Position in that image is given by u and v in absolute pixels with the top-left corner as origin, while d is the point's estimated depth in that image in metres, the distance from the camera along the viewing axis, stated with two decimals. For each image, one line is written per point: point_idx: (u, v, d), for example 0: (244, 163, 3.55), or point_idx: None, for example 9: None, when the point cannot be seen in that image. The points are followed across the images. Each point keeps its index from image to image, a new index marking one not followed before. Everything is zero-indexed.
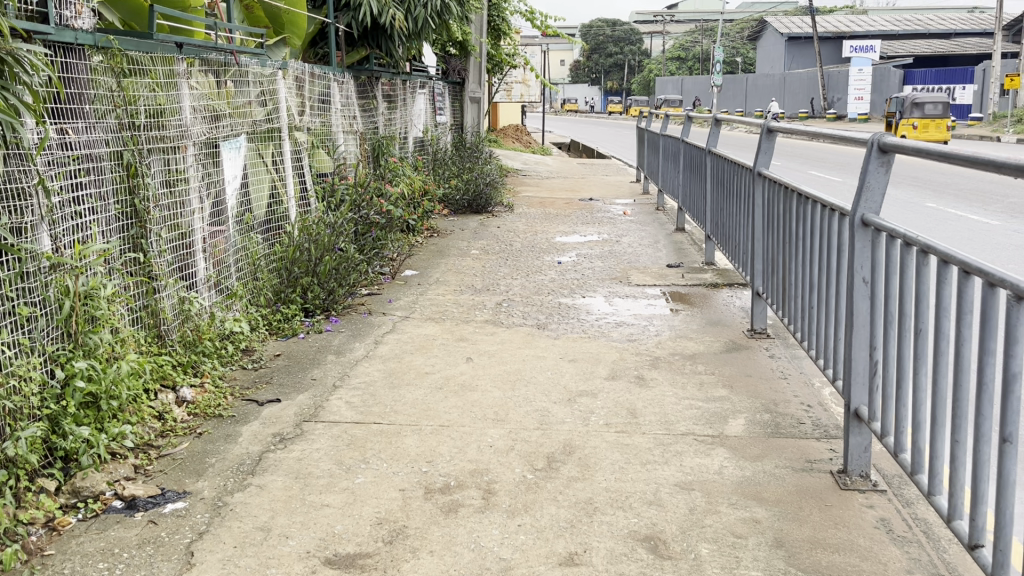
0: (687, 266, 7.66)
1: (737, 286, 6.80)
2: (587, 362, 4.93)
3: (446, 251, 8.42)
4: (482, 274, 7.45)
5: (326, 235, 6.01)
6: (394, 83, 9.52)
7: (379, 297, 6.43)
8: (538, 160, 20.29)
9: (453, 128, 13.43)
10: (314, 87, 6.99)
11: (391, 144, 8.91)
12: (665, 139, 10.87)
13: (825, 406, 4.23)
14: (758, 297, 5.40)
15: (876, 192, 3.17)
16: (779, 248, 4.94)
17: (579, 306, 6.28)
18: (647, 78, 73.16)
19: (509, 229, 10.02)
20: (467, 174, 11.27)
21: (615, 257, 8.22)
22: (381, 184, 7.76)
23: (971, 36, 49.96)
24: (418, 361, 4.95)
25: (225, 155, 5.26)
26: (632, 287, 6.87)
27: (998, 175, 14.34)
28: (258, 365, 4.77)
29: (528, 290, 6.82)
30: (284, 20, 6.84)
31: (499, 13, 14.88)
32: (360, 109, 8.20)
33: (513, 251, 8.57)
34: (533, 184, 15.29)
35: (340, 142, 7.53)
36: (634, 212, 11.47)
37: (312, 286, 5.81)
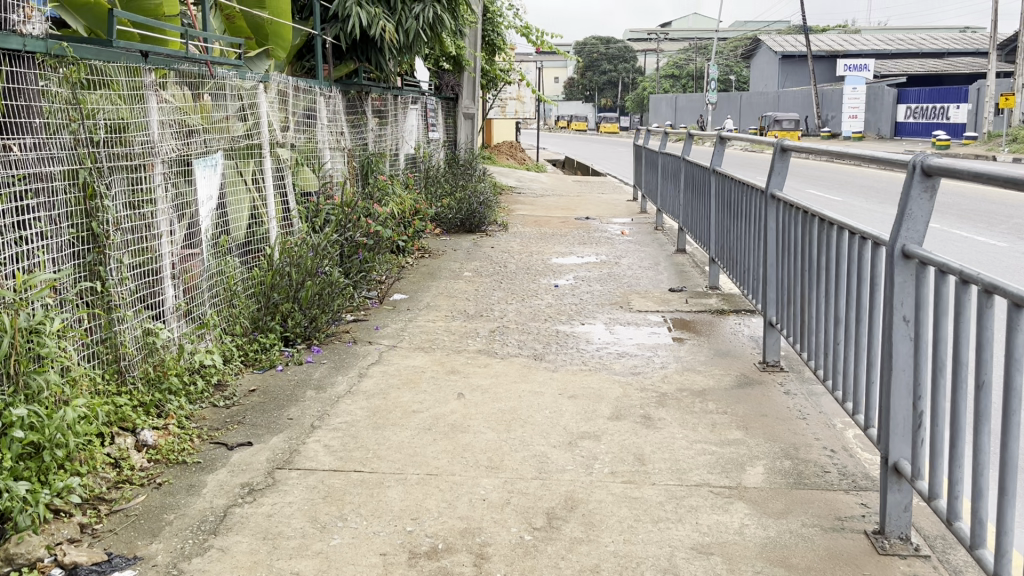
0: (690, 290, 7.30)
1: (744, 313, 6.44)
2: (589, 399, 4.55)
3: (438, 273, 8.04)
4: (475, 298, 7.07)
5: (309, 258, 5.64)
6: (384, 98, 9.18)
7: (365, 324, 6.05)
8: (533, 178, 19.96)
9: (446, 145, 13.08)
10: (298, 102, 6.63)
11: (380, 161, 8.54)
12: (664, 157, 10.55)
13: (850, 450, 3.85)
14: (771, 327, 5.03)
15: (918, 221, 2.81)
16: (794, 275, 4.58)
17: (579, 334, 5.91)
18: (641, 96, 73.22)
19: (503, 249, 9.65)
20: (461, 192, 10.92)
21: (615, 280, 7.86)
22: (370, 204, 7.39)
23: (964, 55, 50.06)
24: (406, 397, 4.56)
25: (199, 173, 4.88)
26: (633, 313, 6.50)
27: (1001, 196, 14.05)
28: (231, 403, 4.38)
29: (524, 316, 6.45)
30: (268, 31, 6.50)
31: (493, 28, 14.59)
32: (348, 125, 7.84)
33: (508, 273, 8.20)
34: (528, 202, 14.94)
35: (327, 159, 7.16)
36: (632, 232, 11.13)
37: (293, 313, 5.44)
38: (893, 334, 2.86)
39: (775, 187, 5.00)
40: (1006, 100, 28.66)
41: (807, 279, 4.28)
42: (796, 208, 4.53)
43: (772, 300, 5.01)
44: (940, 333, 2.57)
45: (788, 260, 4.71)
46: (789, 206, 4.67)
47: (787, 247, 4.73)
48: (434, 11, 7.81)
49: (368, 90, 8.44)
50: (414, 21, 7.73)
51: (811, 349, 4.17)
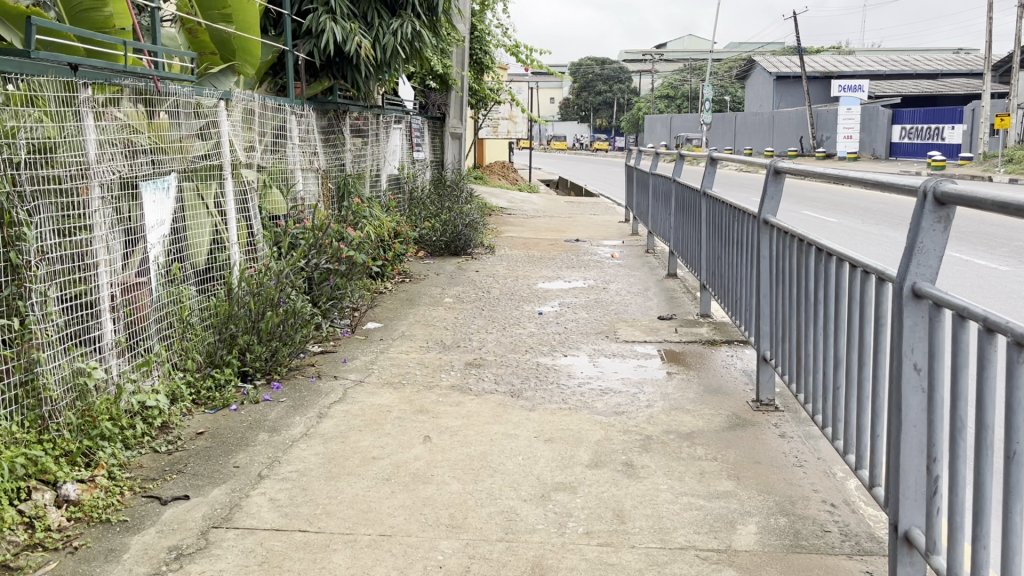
0: (680, 318, 6.94)
1: (736, 343, 6.08)
2: (566, 442, 4.17)
3: (416, 300, 7.68)
4: (453, 327, 6.70)
5: (270, 287, 5.28)
6: (364, 117, 8.86)
7: (333, 356, 5.68)
8: (524, 198, 19.65)
9: (432, 165, 12.75)
10: (268, 120, 6.29)
11: (358, 183, 8.20)
12: (655, 178, 10.23)
13: (852, 505, 3.48)
14: (763, 361, 4.66)
15: (931, 256, 2.46)
16: (787, 309, 4.23)
17: (560, 367, 5.54)
18: (636, 116, 73.26)
19: (488, 273, 9.29)
20: (445, 213, 10.58)
21: (603, 307, 7.50)
22: (344, 227, 7.03)
23: (957, 77, 50.14)
24: (366, 442, 4.18)
25: (148, 197, 4.52)
26: (620, 344, 6.14)
27: (1001, 218, 13.74)
28: (173, 449, 4.00)
29: (503, 346, 6.08)
30: (236, 47, 6.17)
31: (482, 46, 14.31)
32: (322, 145, 7.49)
33: (490, 299, 7.83)
34: (517, 223, 14.62)
35: (298, 181, 6.81)
36: (623, 255, 10.78)
37: (252, 345, 5.08)
38: (902, 385, 2.50)
39: (768, 211, 4.64)
40: (1001, 121, 28.45)
41: (801, 313, 3.93)
42: (790, 233, 4.18)
43: (765, 333, 4.65)
44: (959, 388, 2.21)
45: (782, 289, 4.36)
46: (782, 231, 4.33)
47: (780, 277, 4.37)
48: (413, 27, 7.48)
49: (345, 109, 8.09)
50: (391, 37, 7.39)
51: (807, 390, 3.82)
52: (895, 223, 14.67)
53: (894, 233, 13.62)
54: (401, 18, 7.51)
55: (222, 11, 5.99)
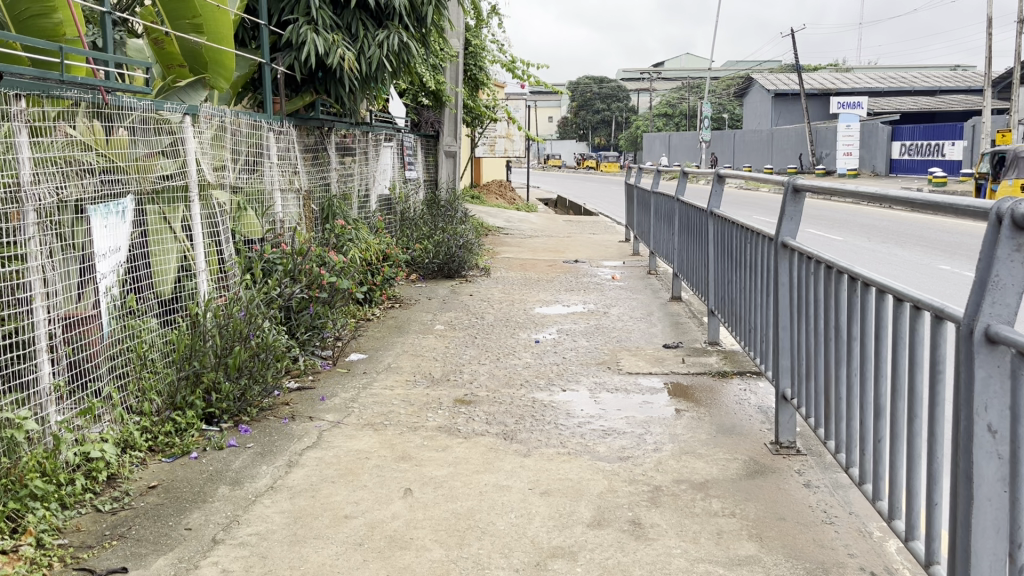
0: (687, 346, 6.48)
1: (748, 374, 5.61)
2: (565, 496, 3.69)
3: (406, 328, 7.22)
4: (444, 357, 6.23)
5: (239, 319, 4.82)
6: (352, 135, 8.44)
7: (310, 393, 5.21)
8: (522, 218, 19.22)
9: (425, 185, 12.32)
10: (243, 139, 5.86)
11: (344, 204, 7.76)
12: (657, 197, 9.80)
13: (896, 573, 3.01)
14: (783, 400, 4.20)
15: (1008, 293, 2.01)
16: (811, 343, 3.77)
17: (559, 404, 5.06)
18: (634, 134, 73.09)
19: (482, 297, 8.83)
20: (438, 235, 10.14)
21: (604, 334, 7.04)
22: (326, 251, 6.57)
23: (956, 93, 49.90)
24: (339, 496, 3.70)
25: (97, 222, 4.07)
26: (623, 376, 5.67)
27: None
28: (119, 507, 3.54)
29: (497, 379, 5.60)
30: (207, 58, 5.76)
31: (477, 62, 13.91)
32: (303, 164, 7.05)
33: (484, 326, 7.37)
34: (515, 244, 14.18)
35: (276, 203, 6.37)
36: (624, 277, 10.33)
37: (219, 384, 4.62)
38: (972, 448, 2.06)
39: (787, 232, 4.18)
40: (1003, 137, 28.11)
41: (828, 349, 3.48)
42: (813, 259, 3.73)
43: (785, 369, 4.19)
44: None
45: (804, 320, 3.90)
46: (804, 255, 3.87)
47: (802, 307, 3.91)
48: (400, 38, 7.04)
49: (329, 126, 7.66)
50: (377, 49, 6.95)
51: (836, 436, 3.36)
52: (903, 241, 14.25)
53: (902, 251, 13.19)
54: (388, 30, 7.07)
55: (192, 21, 5.59)
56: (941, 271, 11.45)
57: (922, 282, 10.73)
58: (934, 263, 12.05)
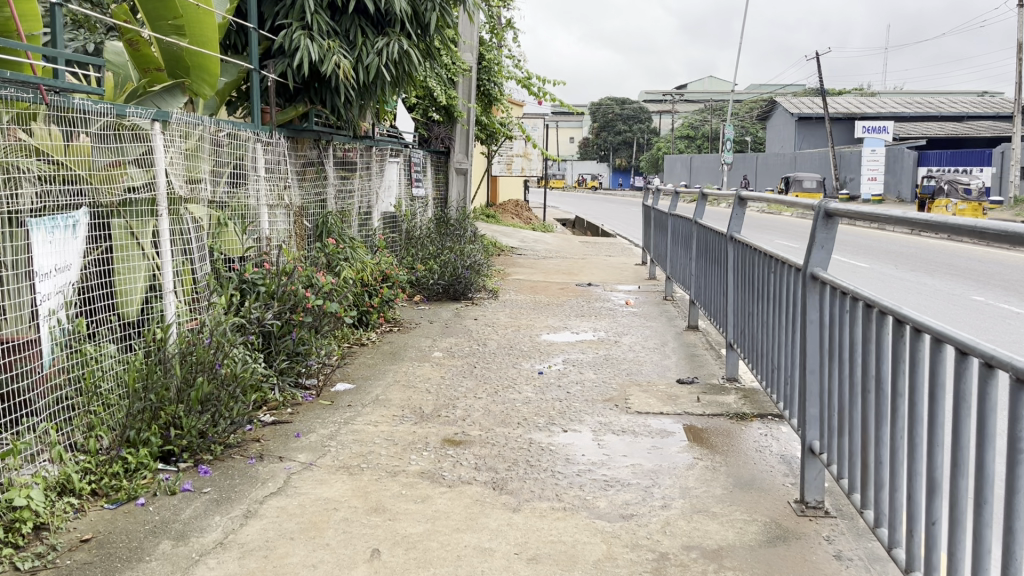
0: (703, 382, 5.95)
1: (769, 417, 5.09)
2: (556, 564, 3.19)
3: (402, 354, 6.75)
4: (437, 389, 5.74)
5: (204, 347, 4.36)
6: (352, 148, 8.02)
7: (284, 429, 4.75)
8: (536, 238, 18.73)
9: (434, 203, 11.88)
10: (224, 150, 5.45)
11: (340, 221, 7.33)
12: (674, 219, 9.30)
13: None
14: (810, 453, 3.67)
15: None
16: (844, 393, 3.23)
17: (558, 447, 4.56)
18: (655, 155, 72.60)
19: (487, 321, 8.34)
20: (445, 255, 9.69)
21: (614, 365, 6.53)
22: (314, 271, 6.13)
23: (983, 120, 49.08)
24: (296, 557, 3.22)
25: (40, 239, 3.65)
26: (632, 415, 5.15)
27: None
28: (41, 564, 3.09)
29: (492, 417, 5.09)
30: (189, 63, 5.37)
31: (490, 78, 13.49)
32: (295, 178, 6.63)
33: (485, 354, 6.88)
34: (528, 265, 13.71)
35: (262, 219, 5.95)
36: (639, 302, 9.83)
37: (179, 419, 4.16)
38: None
39: (818, 262, 3.64)
40: None
41: (865, 402, 2.95)
42: (847, 293, 3.20)
43: (813, 418, 3.66)
44: None
45: (836, 365, 3.37)
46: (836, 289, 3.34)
47: (833, 351, 3.38)
48: (400, 46, 6.64)
49: (325, 139, 7.28)
50: (375, 57, 6.54)
51: (877, 506, 2.82)
52: (933, 269, 13.64)
53: (932, 281, 12.58)
54: (388, 37, 6.66)
55: (174, 21, 5.22)
56: (975, 303, 10.84)
57: (954, 315, 10.14)
58: (966, 295, 11.44)
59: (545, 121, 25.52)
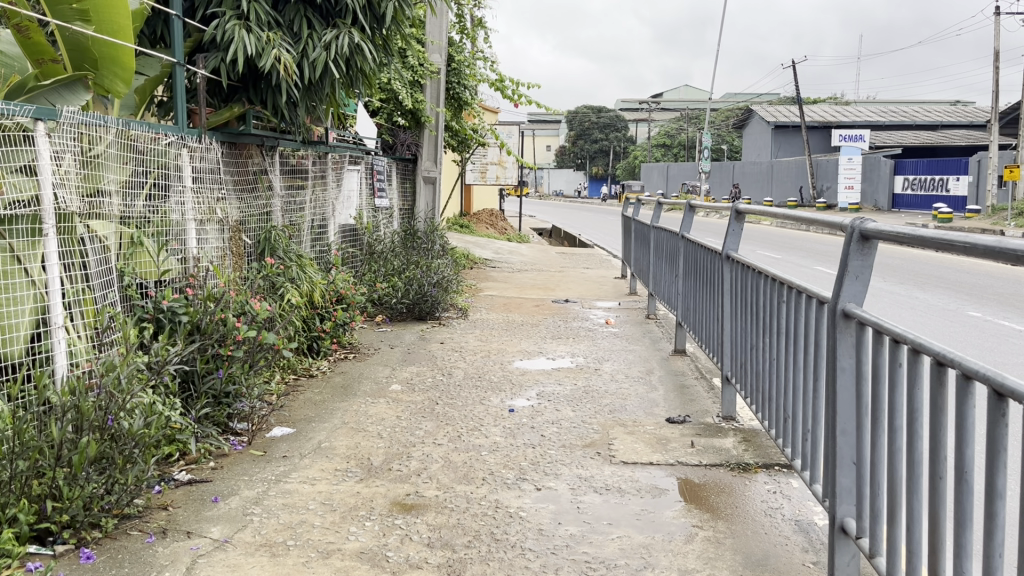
0: (696, 422, 5.22)
1: (775, 467, 4.36)
2: None
3: (354, 388, 5.96)
4: (392, 432, 4.97)
5: (93, 399, 3.53)
6: (301, 155, 7.24)
7: (200, 492, 3.96)
8: (511, 249, 17.94)
9: (400, 214, 11.09)
10: (135, 157, 4.64)
11: (287, 237, 6.54)
12: (658, 232, 8.59)
13: None
14: (841, 533, 2.93)
15: None
16: (895, 468, 2.48)
17: (530, 512, 3.80)
18: (633, 164, 72.15)
19: (454, 346, 7.56)
20: (409, 271, 8.91)
21: (595, 400, 5.79)
22: (250, 297, 5.34)
23: (958, 128, 49.08)
24: None
25: None
26: (616, 467, 4.41)
27: None
28: None
29: (451, 471, 4.32)
30: (96, 54, 4.65)
31: (460, 81, 12.71)
32: (231, 188, 5.84)
33: (450, 386, 6.11)
34: (501, 279, 12.96)
35: (187, 234, 5.14)
36: (620, 322, 9.10)
37: (57, 490, 3.34)
38: None
39: (850, 295, 2.89)
40: (1011, 172, 26.98)
41: (932, 488, 2.20)
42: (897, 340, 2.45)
43: (845, 490, 2.92)
44: None
45: (881, 430, 2.62)
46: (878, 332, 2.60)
47: (876, 411, 2.63)
48: (351, 40, 5.88)
49: (269, 144, 6.49)
50: (323, 51, 5.78)
51: None
52: (923, 283, 13.05)
53: (923, 295, 11.99)
54: (337, 29, 5.92)
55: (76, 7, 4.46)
56: (972, 319, 10.25)
57: (953, 332, 9.52)
58: (961, 310, 10.84)
59: (521, 128, 24.70)
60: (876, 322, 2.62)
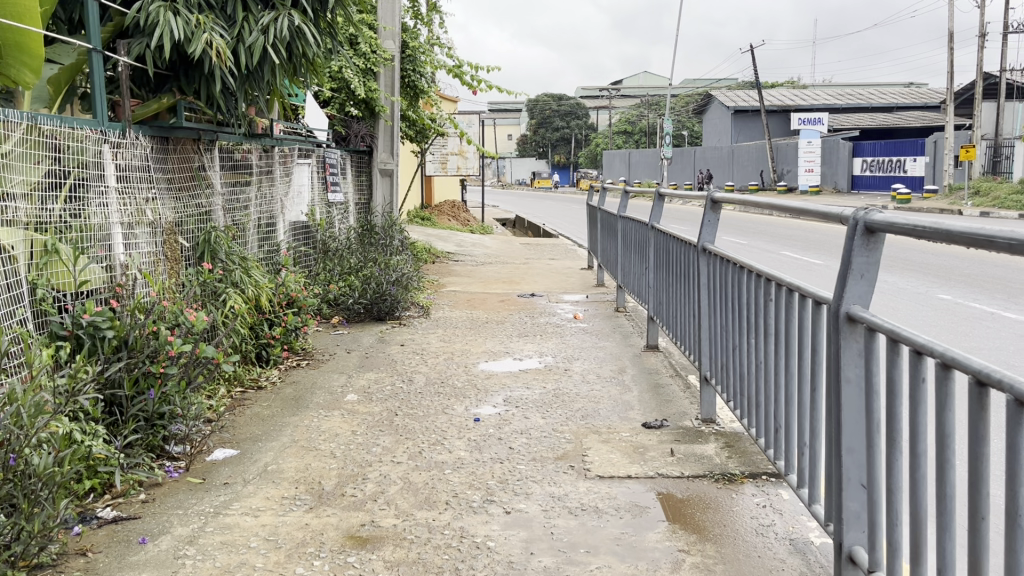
0: (674, 426, 4.88)
1: (763, 476, 4.03)
2: None
3: (306, 400, 5.52)
4: (347, 450, 4.55)
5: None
6: (244, 149, 6.77)
7: (127, 531, 3.53)
8: (474, 241, 17.49)
9: (356, 208, 10.62)
10: (46, 157, 4.16)
11: (230, 237, 6.07)
12: (625, 222, 8.25)
13: None
14: (850, 564, 2.57)
15: None
16: (918, 501, 2.12)
17: (499, 541, 3.42)
18: (594, 151, 71.91)
19: (415, 348, 7.14)
20: (367, 269, 8.46)
21: (566, 404, 5.42)
22: (186, 307, 4.89)
23: (913, 110, 49.57)
24: None
25: None
26: (592, 482, 4.04)
27: (1008, 270, 12.13)
28: None
29: (411, 495, 3.92)
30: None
31: (415, 68, 12.23)
32: (162, 186, 5.35)
33: (410, 394, 5.69)
34: (465, 273, 12.54)
35: (113, 238, 4.67)
36: (588, 316, 8.75)
37: None
38: None
39: (855, 296, 2.54)
40: (968, 152, 27.10)
41: (974, 531, 1.85)
42: (916, 351, 2.08)
43: (853, 515, 2.56)
44: None
45: (899, 452, 2.25)
46: (890, 340, 2.23)
47: (893, 430, 2.26)
48: (291, 22, 5.45)
49: (207, 137, 6.02)
50: (259, 36, 5.32)
51: None
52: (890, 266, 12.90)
53: (892, 278, 11.82)
54: (275, 11, 5.48)
55: None
56: (942, 302, 10.07)
57: (925, 315, 9.33)
58: (931, 292, 10.68)
59: (481, 118, 24.21)
60: (888, 329, 2.25)
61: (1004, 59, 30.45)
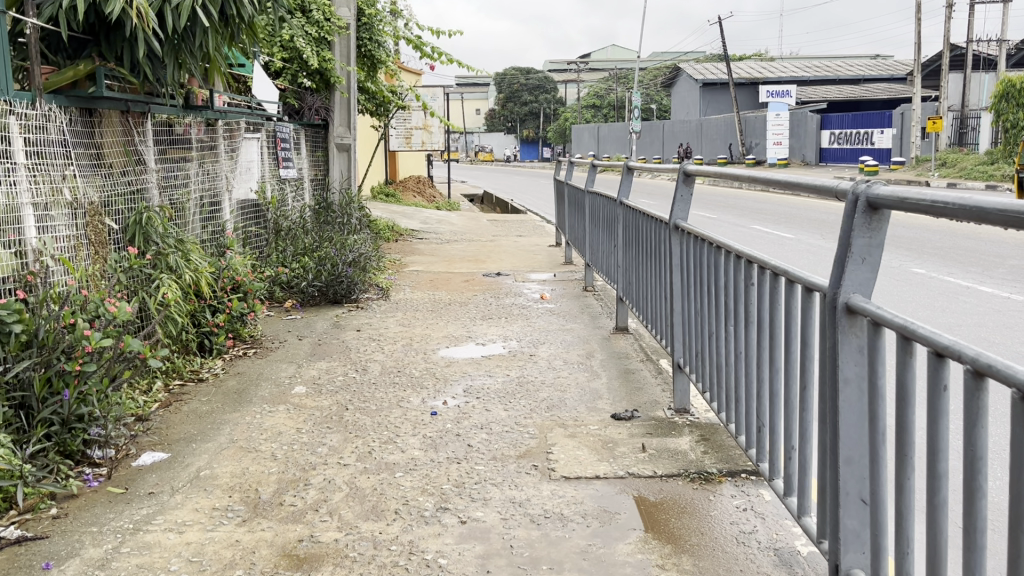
0: (645, 418, 4.53)
1: (742, 475, 3.70)
2: None
3: (250, 394, 5.09)
4: (290, 451, 4.15)
5: None
6: (185, 122, 6.29)
7: (30, 554, 3.10)
8: (440, 219, 17.00)
9: (311, 185, 10.12)
10: None
11: (166, 217, 5.59)
12: (593, 197, 7.86)
13: None
14: None
15: None
16: (935, 528, 1.78)
17: (451, 557, 3.04)
18: (563, 125, 71.28)
19: (372, 334, 6.73)
20: (322, 250, 8.00)
21: (531, 394, 5.05)
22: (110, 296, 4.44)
23: (879, 82, 49.57)
24: None
25: None
26: (557, 485, 3.68)
27: (981, 243, 11.90)
28: None
29: (357, 503, 3.53)
30: None
31: (372, 37, 11.68)
32: (83, 163, 4.85)
33: (363, 386, 5.28)
34: (429, 252, 12.10)
35: (23, 220, 4.19)
36: (555, 295, 8.38)
37: None
38: None
39: (855, 283, 2.18)
40: (935, 124, 26.98)
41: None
42: (936, 354, 1.73)
43: (852, 535, 2.22)
44: None
45: (909, 468, 1.91)
46: (902, 339, 1.88)
47: (902, 444, 1.91)
48: None
49: (138, 109, 5.52)
50: None
51: None
52: None
53: None
54: None
55: None
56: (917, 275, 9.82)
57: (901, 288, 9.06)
58: (906, 265, 10.41)
59: (447, 91, 23.60)
60: (898, 325, 1.90)
61: (971, 31, 30.32)
